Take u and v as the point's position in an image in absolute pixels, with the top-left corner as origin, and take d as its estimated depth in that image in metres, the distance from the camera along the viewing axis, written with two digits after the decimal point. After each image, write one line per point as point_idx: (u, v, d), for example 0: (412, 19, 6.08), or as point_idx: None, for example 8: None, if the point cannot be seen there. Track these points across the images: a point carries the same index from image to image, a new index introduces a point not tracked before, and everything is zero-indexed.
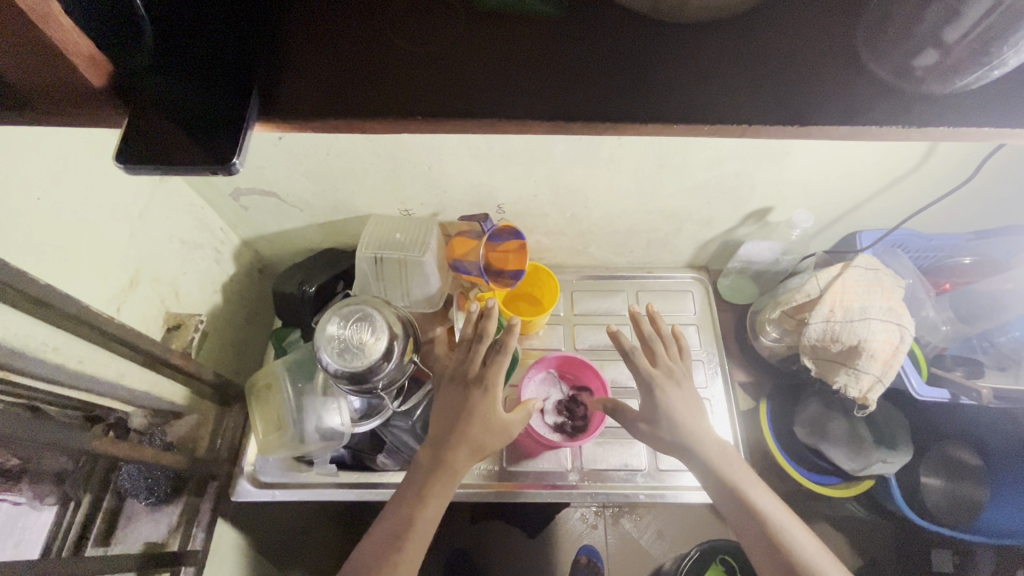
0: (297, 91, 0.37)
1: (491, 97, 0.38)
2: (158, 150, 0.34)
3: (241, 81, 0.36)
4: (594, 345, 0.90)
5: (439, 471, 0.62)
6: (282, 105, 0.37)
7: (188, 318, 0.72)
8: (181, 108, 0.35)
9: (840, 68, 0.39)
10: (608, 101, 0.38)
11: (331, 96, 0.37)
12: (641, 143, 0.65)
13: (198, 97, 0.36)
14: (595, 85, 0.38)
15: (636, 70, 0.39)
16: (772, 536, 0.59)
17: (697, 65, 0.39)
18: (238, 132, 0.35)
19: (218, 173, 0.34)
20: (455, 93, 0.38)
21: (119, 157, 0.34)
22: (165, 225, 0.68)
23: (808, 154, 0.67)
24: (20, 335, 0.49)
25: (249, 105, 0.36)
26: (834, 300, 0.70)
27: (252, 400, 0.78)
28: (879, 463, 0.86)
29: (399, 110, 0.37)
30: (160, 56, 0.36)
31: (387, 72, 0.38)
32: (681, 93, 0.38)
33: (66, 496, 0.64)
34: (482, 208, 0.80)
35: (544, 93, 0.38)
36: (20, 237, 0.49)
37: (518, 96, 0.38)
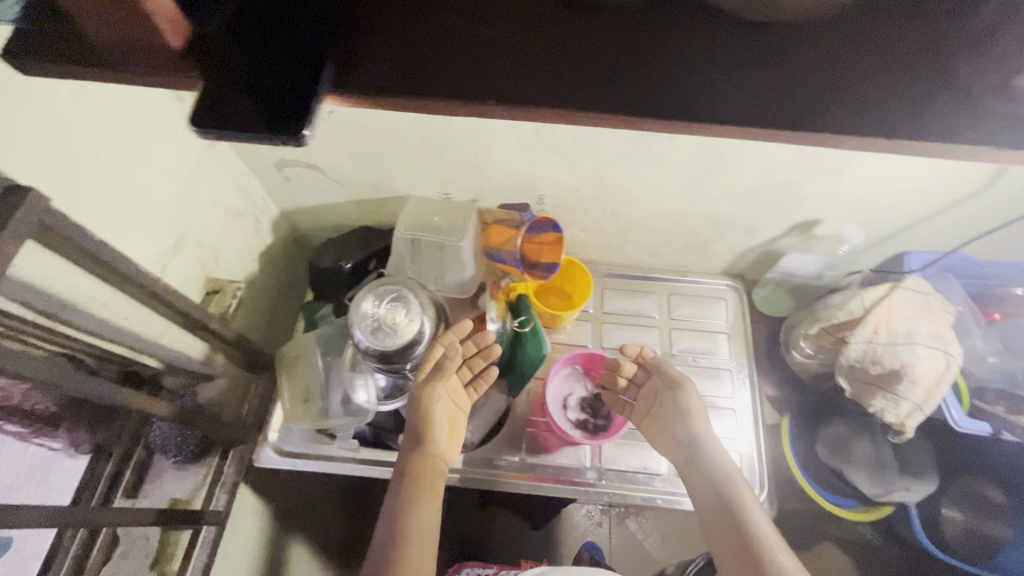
0: (367, 60, 0.33)
1: (580, 83, 0.34)
2: (234, 113, 0.31)
3: (316, 45, 0.33)
4: (622, 345, 0.90)
5: (417, 479, 0.65)
6: (355, 79, 0.33)
7: (226, 284, 0.71)
8: (250, 65, 0.32)
9: (934, 80, 0.36)
10: (705, 98, 0.35)
11: (405, 69, 0.33)
12: (694, 141, 0.64)
13: (274, 57, 0.32)
14: (701, 75, 0.35)
15: (741, 67, 0.35)
16: (733, 519, 0.60)
17: (788, 57, 0.36)
18: (310, 101, 0.31)
19: (287, 144, 0.30)
20: (541, 75, 0.34)
21: (194, 118, 0.31)
22: (211, 190, 0.69)
23: (866, 167, 0.65)
24: (71, 288, 0.50)
25: (325, 78, 0.32)
26: (878, 321, 0.68)
27: (280, 369, 0.79)
28: (901, 491, 0.86)
29: (471, 94, 0.33)
30: (248, 10, 0.33)
31: (468, 47, 0.34)
32: (790, 97, 0.35)
33: (99, 447, 0.66)
34: (522, 198, 0.80)
35: (641, 87, 0.35)
36: (81, 189, 0.50)
37: (609, 84, 0.34)
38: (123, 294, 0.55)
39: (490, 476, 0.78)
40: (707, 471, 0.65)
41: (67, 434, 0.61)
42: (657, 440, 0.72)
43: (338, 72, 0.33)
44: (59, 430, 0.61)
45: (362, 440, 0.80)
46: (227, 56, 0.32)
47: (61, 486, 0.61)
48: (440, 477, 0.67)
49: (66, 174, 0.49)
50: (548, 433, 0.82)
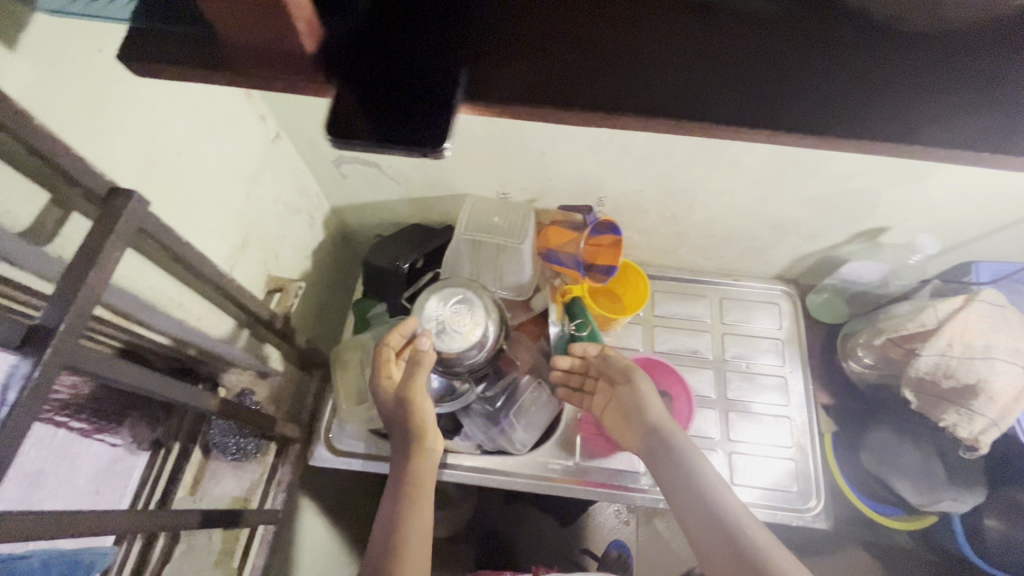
0: (502, 67, 0.31)
1: (728, 92, 0.31)
2: (372, 124, 0.29)
3: (452, 53, 0.31)
4: (673, 349, 0.88)
5: (410, 479, 0.60)
6: (492, 88, 0.31)
7: (288, 283, 0.70)
8: (383, 77, 0.30)
9: None
10: (867, 104, 0.31)
11: (543, 77, 0.31)
12: (772, 147, 0.62)
13: (408, 68, 0.31)
14: (860, 81, 0.32)
15: (906, 72, 0.32)
16: (710, 509, 0.56)
17: (953, 66, 0.32)
18: (450, 115, 0.29)
19: (428, 158, 0.29)
20: (685, 84, 0.32)
21: (329, 129, 0.30)
22: (273, 188, 0.69)
23: (950, 176, 0.63)
24: (153, 289, 0.48)
25: (460, 86, 0.30)
26: (953, 334, 0.66)
27: (337, 368, 0.78)
28: (947, 501, 0.82)
29: (611, 105, 0.31)
30: (380, 18, 0.31)
31: (607, 55, 0.32)
32: (968, 102, 0.31)
33: (157, 444, 0.69)
34: (582, 200, 0.78)
35: (792, 96, 0.31)
36: (163, 189, 0.49)
37: (760, 92, 0.31)
38: (197, 294, 0.54)
39: (544, 479, 0.78)
40: (670, 457, 0.61)
41: (127, 431, 0.64)
42: (616, 434, 0.70)
43: (471, 81, 0.31)
44: (121, 427, 0.63)
45: None
46: (361, 65, 0.30)
47: (119, 486, 0.64)
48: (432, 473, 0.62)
49: (151, 174, 0.48)
50: (596, 437, 0.80)
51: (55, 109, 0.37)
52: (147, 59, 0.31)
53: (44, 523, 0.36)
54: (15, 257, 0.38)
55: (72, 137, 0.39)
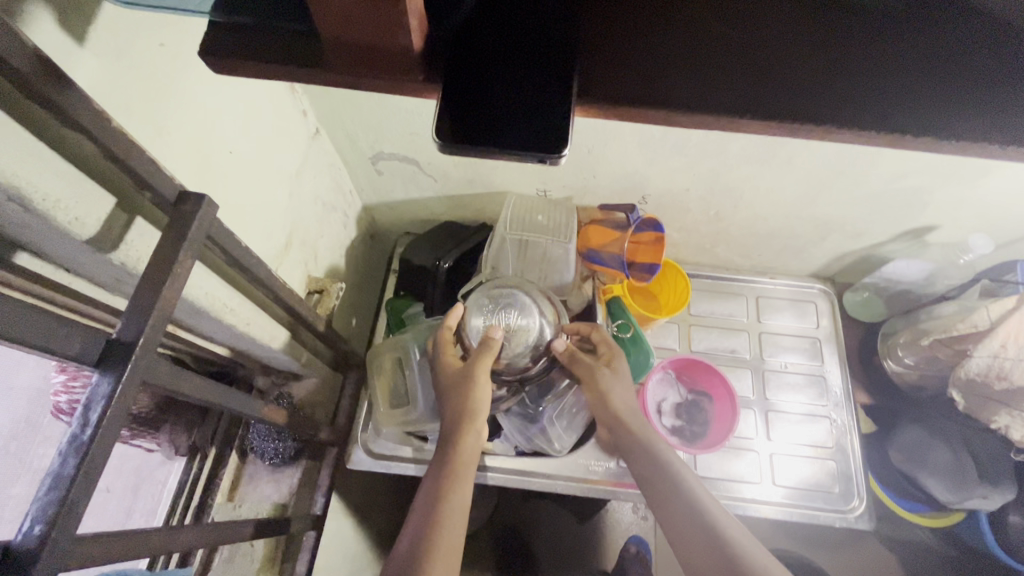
0: (616, 65, 0.29)
1: (855, 91, 0.30)
2: (485, 127, 0.28)
3: (565, 46, 0.29)
4: (710, 348, 0.87)
5: (455, 458, 0.60)
6: (606, 86, 0.29)
7: (329, 284, 0.68)
8: (493, 75, 0.28)
9: None
10: (1003, 103, 0.29)
11: (660, 72, 0.29)
12: (829, 146, 0.61)
13: (517, 64, 0.29)
14: (1000, 77, 0.29)
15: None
16: (688, 505, 0.58)
17: None
18: (567, 117, 0.28)
19: (545, 163, 0.27)
20: (811, 83, 0.29)
21: (437, 133, 0.28)
22: (313, 185, 0.66)
23: (1010, 176, 0.62)
24: (208, 293, 0.46)
25: (574, 87, 0.28)
26: (1007, 335, 0.65)
27: (374, 370, 0.76)
28: (978, 499, 0.81)
29: (733, 104, 0.29)
30: (484, 14, 0.29)
31: (728, 50, 0.30)
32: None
33: (195, 450, 0.69)
34: (625, 197, 0.76)
35: (923, 94, 0.29)
36: (217, 190, 0.47)
37: (890, 92, 0.29)
38: (246, 298, 0.52)
39: (584, 481, 0.76)
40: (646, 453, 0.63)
41: (165, 436, 0.65)
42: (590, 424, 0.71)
43: (584, 80, 0.29)
44: (158, 434, 0.65)
45: None
46: (468, 65, 0.29)
47: (155, 494, 0.66)
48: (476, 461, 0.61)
49: (208, 176, 0.46)
50: None
51: (123, 110, 0.35)
52: (237, 58, 0.29)
53: (119, 543, 0.35)
54: (83, 267, 0.36)
55: (139, 139, 0.37)
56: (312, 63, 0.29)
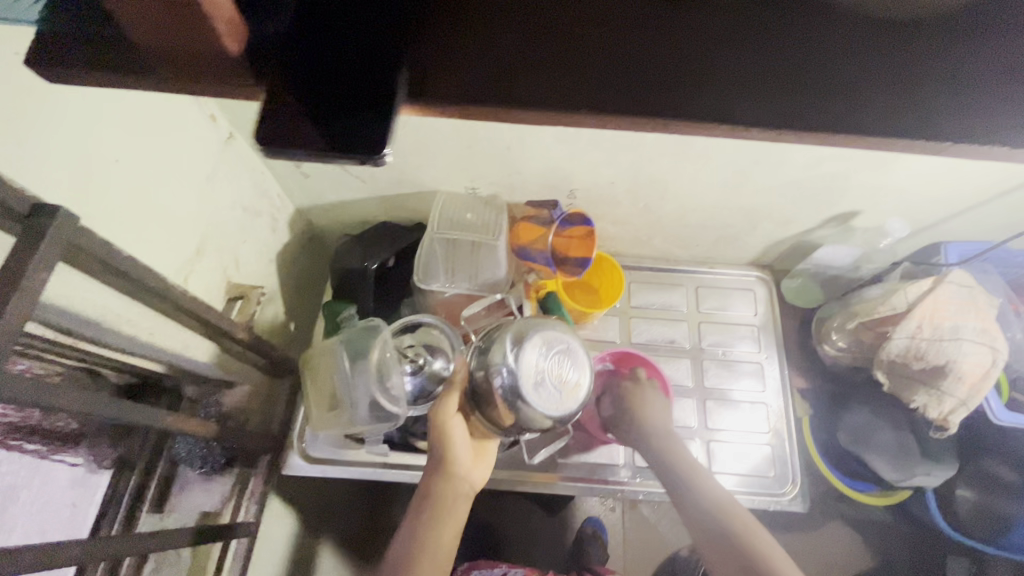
0: (448, 68, 0.30)
1: (681, 86, 0.30)
2: (306, 129, 0.27)
3: (391, 47, 0.29)
4: (650, 340, 0.88)
5: (439, 498, 0.64)
6: (435, 85, 0.29)
7: (250, 290, 0.67)
8: (316, 76, 0.28)
9: None
10: (819, 94, 0.31)
11: (490, 73, 0.30)
12: (738, 138, 0.61)
13: (342, 65, 0.28)
14: (819, 79, 0.31)
15: (860, 70, 0.31)
16: (728, 531, 0.61)
17: (910, 56, 0.31)
18: (390, 117, 0.28)
19: (368, 165, 0.28)
20: (639, 78, 0.30)
21: (257, 135, 0.27)
22: (229, 190, 0.65)
23: (917, 162, 0.63)
24: (97, 306, 0.46)
25: (398, 87, 0.28)
26: (923, 316, 0.66)
27: (306, 375, 0.76)
28: (921, 476, 0.83)
29: (560, 101, 0.30)
30: (309, 12, 0.29)
31: (559, 48, 0.30)
32: (912, 92, 0.30)
33: (121, 461, 0.65)
34: (553, 193, 0.77)
35: (750, 89, 0.30)
36: (101, 200, 0.46)
37: (713, 87, 0.30)
38: (148, 309, 0.52)
39: (521, 478, 0.77)
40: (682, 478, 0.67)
41: (86, 449, 0.60)
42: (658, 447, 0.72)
43: (412, 78, 0.29)
44: (77, 447, 0.59)
45: (391, 443, 0.78)
46: (292, 66, 0.28)
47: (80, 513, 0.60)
48: (463, 499, 0.66)
49: (89, 187, 0.45)
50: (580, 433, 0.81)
51: None
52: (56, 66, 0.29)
53: None
54: None
55: None
56: (136, 69, 0.28)
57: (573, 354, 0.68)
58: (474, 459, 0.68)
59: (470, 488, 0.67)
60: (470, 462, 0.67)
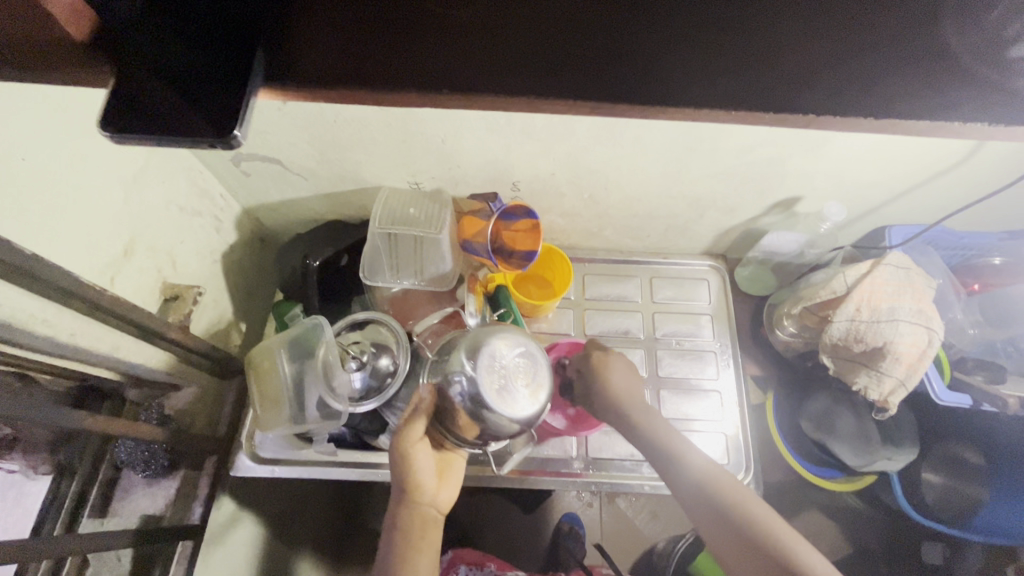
0: (304, 52, 0.29)
1: (546, 63, 0.30)
2: (154, 116, 0.28)
3: (248, 30, 0.29)
4: (605, 332, 0.88)
5: (409, 531, 0.61)
6: (290, 68, 0.29)
7: (185, 290, 0.67)
8: (167, 63, 0.28)
9: (948, 21, 0.30)
10: (681, 68, 0.31)
11: (347, 54, 0.30)
12: (668, 124, 0.61)
13: (198, 52, 0.29)
14: (693, 52, 0.31)
15: (734, 41, 0.30)
16: (735, 517, 0.58)
17: (779, 27, 0.30)
18: (241, 99, 0.28)
19: (219, 148, 0.28)
20: (493, 56, 0.30)
21: (104, 123, 0.27)
22: (162, 191, 0.65)
23: (847, 144, 0.63)
24: (7, 307, 0.45)
25: (252, 69, 0.28)
26: (861, 299, 0.67)
27: (250, 375, 0.75)
28: (884, 461, 0.83)
29: (423, 79, 0.30)
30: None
31: (420, 28, 0.30)
32: (774, 64, 0.30)
33: (61, 466, 0.66)
34: (496, 185, 0.76)
35: (606, 63, 0.31)
36: (8, 200, 0.46)
37: (573, 64, 0.30)
38: (67, 310, 0.51)
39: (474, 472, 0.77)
40: (676, 469, 0.63)
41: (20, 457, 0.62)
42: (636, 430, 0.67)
43: (270, 61, 0.29)
44: (13, 454, 0.61)
45: (340, 442, 0.79)
46: (146, 51, 0.28)
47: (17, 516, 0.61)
48: (433, 525, 0.63)
49: None
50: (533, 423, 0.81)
51: None
52: None
53: None
54: None
55: None
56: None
57: (534, 353, 0.64)
58: (439, 481, 0.65)
59: (438, 512, 0.64)
60: (435, 486, 0.64)
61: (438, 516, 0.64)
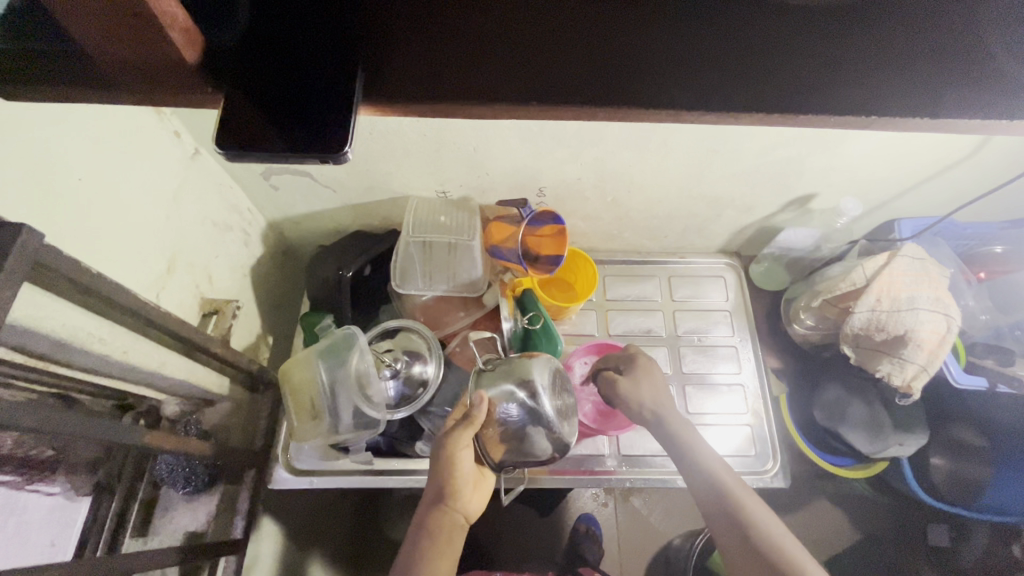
0: (402, 73, 0.32)
1: (625, 75, 0.32)
2: (261, 136, 0.29)
3: (346, 54, 0.31)
4: (627, 331, 0.90)
5: (436, 531, 0.59)
6: (390, 86, 0.32)
7: (224, 304, 0.68)
8: (270, 86, 0.30)
9: (987, 33, 0.33)
10: (752, 78, 0.32)
11: (440, 71, 0.32)
12: (696, 128, 0.64)
13: (301, 77, 0.30)
14: (764, 62, 0.33)
15: (795, 53, 0.33)
16: (740, 518, 0.58)
17: (837, 40, 0.33)
18: (348, 117, 0.29)
19: (329, 164, 0.29)
20: (569, 68, 0.32)
21: (220, 142, 0.29)
22: (199, 207, 0.65)
23: (864, 142, 0.66)
24: (69, 327, 0.46)
25: (354, 93, 0.30)
26: (881, 290, 0.69)
27: (285, 387, 0.74)
28: (895, 446, 0.86)
29: (517, 95, 0.32)
30: (262, 24, 0.30)
31: (505, 47, 0.32)
32: (834, 69, 0.33)
33: (100, 486, 0.62)
34: (523, 192, 0.78)
35: (678, 69, 0.33)
36: (67, 220, 0.46)
37: (648, 75, 0.32)
38: (120, 327, 0.52)
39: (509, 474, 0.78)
40: (684, 454, 0.65)
41: (63, 478, 0.57)
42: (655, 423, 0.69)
43: (370, 82, 0.32)
44: (56, 474, 0.56)
45: (375, 450, 0.79)
46: (250, 74, 0.30)
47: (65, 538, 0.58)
48: (460, 530, 0.61)
49: (53, 207, 0.45)
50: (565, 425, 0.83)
51: None
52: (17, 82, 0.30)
53: None
54: None
55: None
56: (93, 79, 0.30)
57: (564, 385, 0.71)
58: (474, 488, 0.63)
59: (466, 520, 0.62)
60: (470, 492, 0.62)
61: (466, 523, 0.62)
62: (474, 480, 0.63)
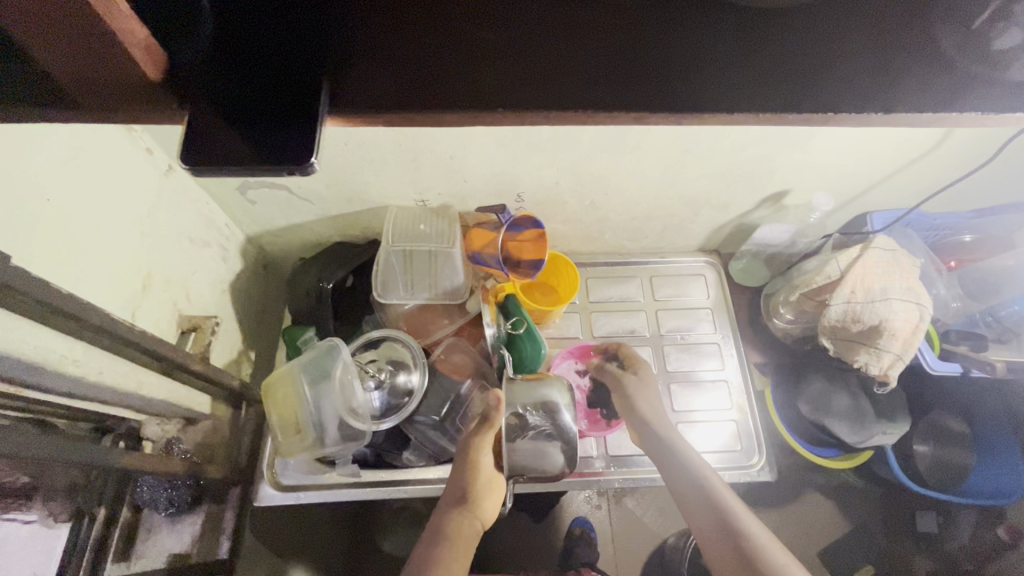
0: (367, 84, 0.32)
1: (590, 79, 0.33)
2: (228, 149, 0.29)
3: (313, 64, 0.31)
4: (611, 332, 0.90)
5: (453, 533, 0.61)
6: (356, 96, 0.32)
7: (203, 321, 0.68)
8: (235, 97, 0.30)
9: (938, 28, 0.34)
10: (712, 79, 0.33)
11: (409, 83, 0.32)
12: (669, 129, 0.65)
13: (268, 87, 0.30)
14: (723, 63, 0.33)
15: (752, 52, 0.34)
16: (724, 519, 0.59)
17: (791, 38, 0.34)
18: (312, 128, 0.30)
19: (295, 174, 0.29)
20: (534, 75, 0.33)
21: (185, 155, 0.29)
22: (174, 223, 0.65)
23: (831, 138, 0.68)
24: (40, 348, 0.45)
25: (322, 102, 0.30)
26: (855, 281, 0.71)
27: (267, 402, 0.73)
28: (880, 434, 0.87)
29: (488, 101, 0.32)
30: (227, 39, 0.31)
31: (472, 55, 0.33)
32: (791, 69, 0.34)
33: (78, 512, 0.60)
34: (501, 198, 0.79)
35: (641, 71, 0.33)
36: (37, 241, 0.45)
37: (611, 78, 0.33)
38: (95, 348, 0.51)
39: None
40: (671, 458, 0.67)
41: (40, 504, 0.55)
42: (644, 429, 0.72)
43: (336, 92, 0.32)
44: (32, 502, 0.54)
45: (363, 462, 0.79)
46: (217, 84, 0.30)
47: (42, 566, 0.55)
48: (475, 535, 0.62)
49: (23, 229, 0.44)
50: None
51: None
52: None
53: None
54: None
55: None
56: (49, 95, 0.29)
57: None
58: (490, 493, 0.65)
59: (481, 526, 0.63)
60: (487, 497, 0.64)
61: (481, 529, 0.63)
62: (490, 486, 0.65)
